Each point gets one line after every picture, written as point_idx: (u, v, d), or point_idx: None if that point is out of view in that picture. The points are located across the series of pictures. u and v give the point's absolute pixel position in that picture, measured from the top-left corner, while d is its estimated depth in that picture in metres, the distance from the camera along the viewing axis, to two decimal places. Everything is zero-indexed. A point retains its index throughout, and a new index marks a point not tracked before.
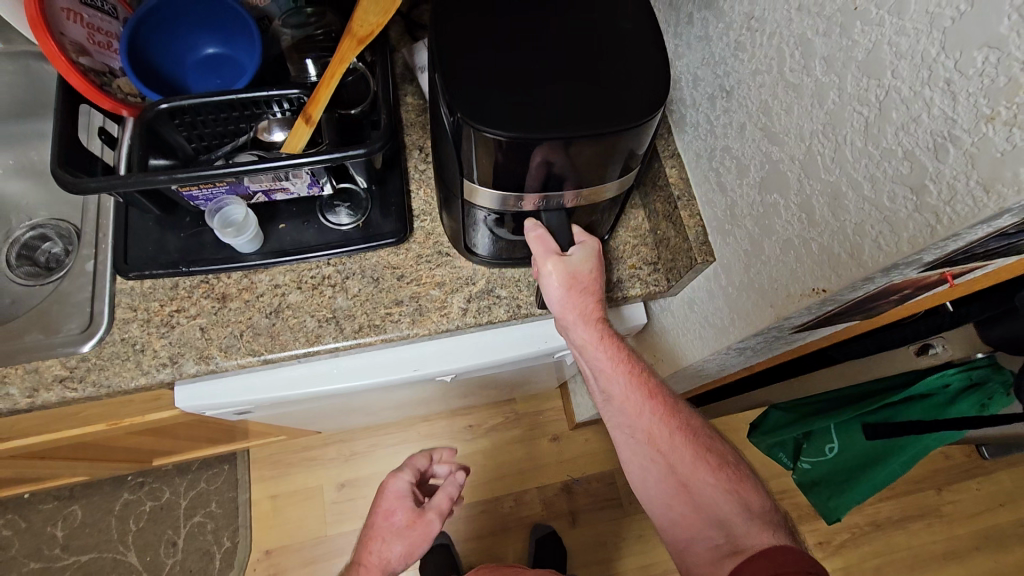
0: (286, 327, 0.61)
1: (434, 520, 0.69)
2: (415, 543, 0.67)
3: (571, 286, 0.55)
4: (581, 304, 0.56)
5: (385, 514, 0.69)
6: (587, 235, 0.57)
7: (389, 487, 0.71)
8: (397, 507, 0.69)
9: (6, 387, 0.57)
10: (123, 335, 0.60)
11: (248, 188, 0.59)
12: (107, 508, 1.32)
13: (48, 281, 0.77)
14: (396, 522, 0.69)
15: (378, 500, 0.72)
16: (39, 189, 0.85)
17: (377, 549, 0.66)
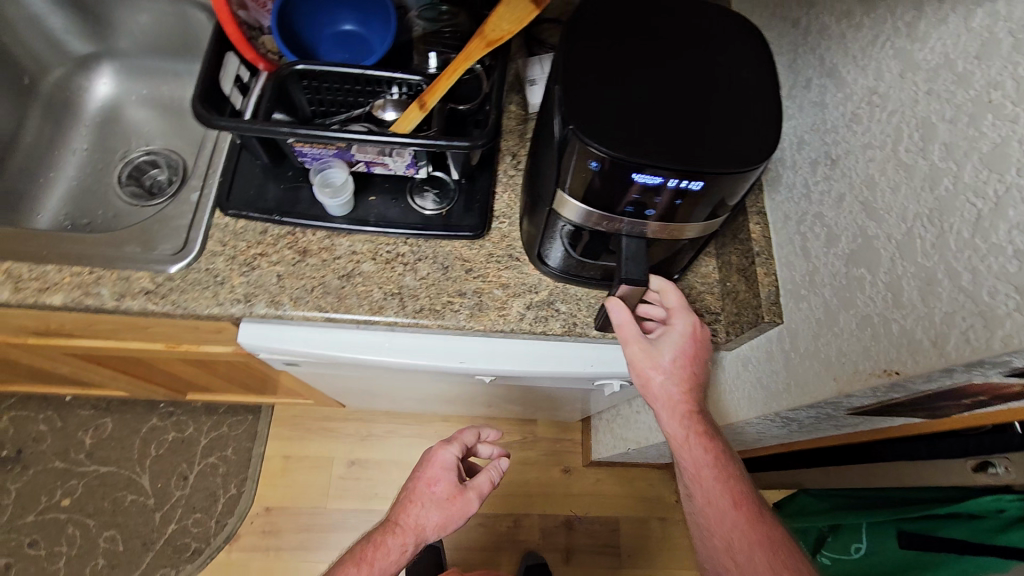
0: (354, 292, 0.64)
1: (473, 499, 0.76)
2: (451, 516, 0.74)
3: (655, 373, 0.59)
4: (671, 398, 0.59)
5: (429, 480, 0.77)
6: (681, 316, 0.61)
7: (436, 457, 0.78)
8: (440, 478, 0.77)
9: (97, 287, 0.62)
10: (208, 266, 0.64)
11: (353, 157, 0.62)
12: (135, 428, 1.38)
13: (150, 207, 0.84)
14: (437, 493, 0.76)
15: (421, 468, 0.79)
16: (161, 120, 0.92)
17: (413, 514, 0.74)
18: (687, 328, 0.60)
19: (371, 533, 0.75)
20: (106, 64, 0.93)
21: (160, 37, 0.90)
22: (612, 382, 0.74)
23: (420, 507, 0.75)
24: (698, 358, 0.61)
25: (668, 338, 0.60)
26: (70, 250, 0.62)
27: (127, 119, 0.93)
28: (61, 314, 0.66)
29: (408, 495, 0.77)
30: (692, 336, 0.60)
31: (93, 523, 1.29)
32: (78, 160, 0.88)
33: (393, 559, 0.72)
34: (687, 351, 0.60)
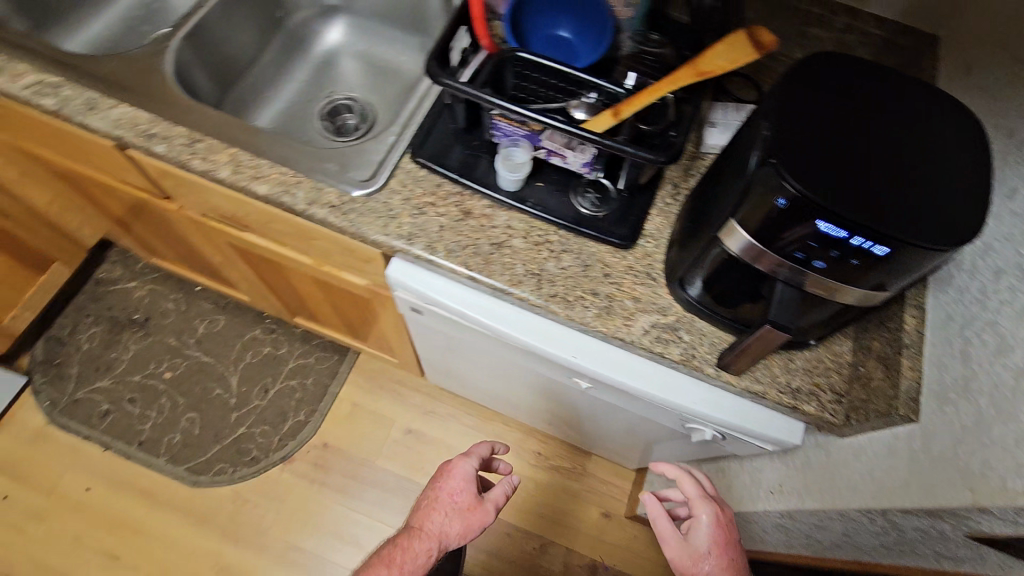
0: (499, 261, 0.68)
1: (488, 511, 0.84)
2: (471, 526, 0.82)
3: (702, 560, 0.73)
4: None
5: (451, 490, 0.84)
6: (705, 503, 0.76)
7: (455, 467, 0.86)
8: (462, 489, 0.84)
9: (295, 189, 0.71)
10: (386, 200, 0.71)
11: (539, 142, 0.67)
12: (240, 332, 1.52)
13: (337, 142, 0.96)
14: (457, 504, 0.83)
15: (440, 478, 0.86)
16: (365, 74, 1.04)
17: (438, 523, 0.81)
18: (715, 516, 0.75)
19: (396, 533, 0.82)
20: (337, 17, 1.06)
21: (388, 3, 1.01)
22: (704, 429, 0.73)
23: (445, 516, 0.81)
24: (729, 540, 0.75)
25: (700, 529, 0.75)
26: (285, 153, 0.72)
27: (339, 63, 1.05)
28: (255, 203, 0.76)
29: (430, 504, 0.84)
30: (717, 521, 0.75)
31: (182, 402, 1.43)
32: (292, 89, 1.02)
33: (418, 565, 0.77)
34: (719, 541, 0.74)
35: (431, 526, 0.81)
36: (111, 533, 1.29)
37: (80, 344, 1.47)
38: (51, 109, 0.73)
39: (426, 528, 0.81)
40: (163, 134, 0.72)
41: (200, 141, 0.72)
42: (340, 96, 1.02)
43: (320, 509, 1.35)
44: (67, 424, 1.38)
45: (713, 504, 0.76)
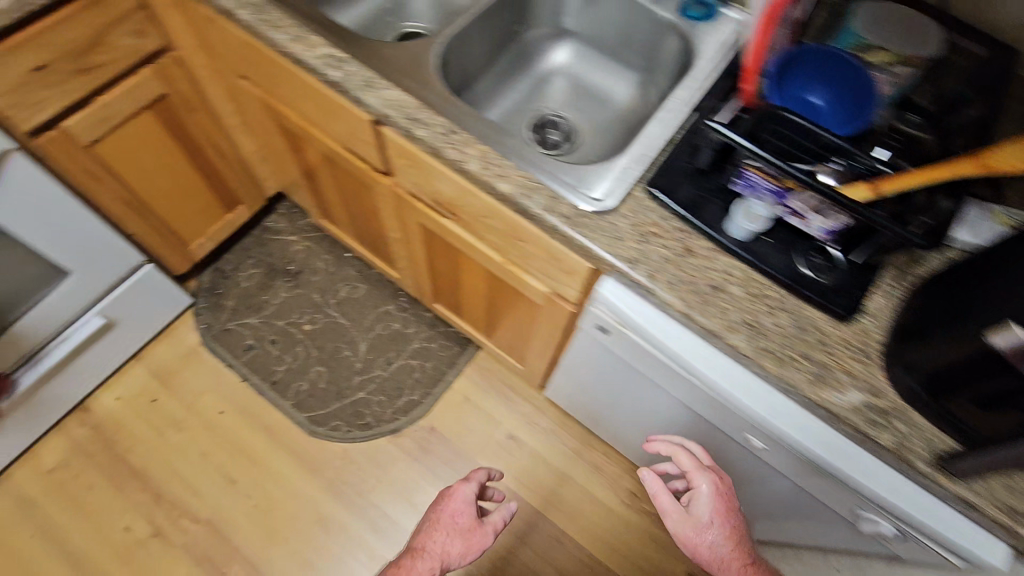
0: (717, 304, 0.69)
1: (487, 532, 0.94)
2: (470, 546, 0.92)
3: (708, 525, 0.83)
4: (721, 554, 0.81)
5: (453, 511, 0.96)
6: (705, 477, 0.85)
7: (457, 490, 0.99)
8: (463, 511, 0.96)
9: (534, 194, 0.75)
10: (615, 222, 0.74)
11: (785, 201, 0.68)
12: (376, 303, 1.61)
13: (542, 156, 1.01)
14: (459, 524, 0.94)
15: (444, 500, 0.99)
16: (575, 93, 1.08)
17: (441, 540, 0.92)
18: (711, 486, 0.84)
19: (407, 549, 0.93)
20: (552, 33, 1.07)
21: (614, 31, 1.02)
22: (883, 522, 0.70)
23: (446, 536, 0.93)
24: (729, 506, 0.84)
25: (700, 500, 0.84)
26: (534, 160, 0.77)
27: (552, 78, 1.09)
28: (485, 197, 0.81)
29: (433, 522, 0.96)
30: (716, 490, 0.85)
31: (314, 355, 1.53)
32: (505, 102, 1.06)
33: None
34: (718, 511, 0.83)
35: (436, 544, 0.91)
36: (233, 458, 1.40)
37: (240, 281, 1.61)
38: (334, 80, 0.82)
39: (429, 544, 0.91)
40: (426, 121, 0.79)
41: (456, 133, 0.78)
42: (544, 112, 1.08)
43: (416, 488, 1.41)
44: (216, 349, 1.51)
45: (711, 476, 0.85)
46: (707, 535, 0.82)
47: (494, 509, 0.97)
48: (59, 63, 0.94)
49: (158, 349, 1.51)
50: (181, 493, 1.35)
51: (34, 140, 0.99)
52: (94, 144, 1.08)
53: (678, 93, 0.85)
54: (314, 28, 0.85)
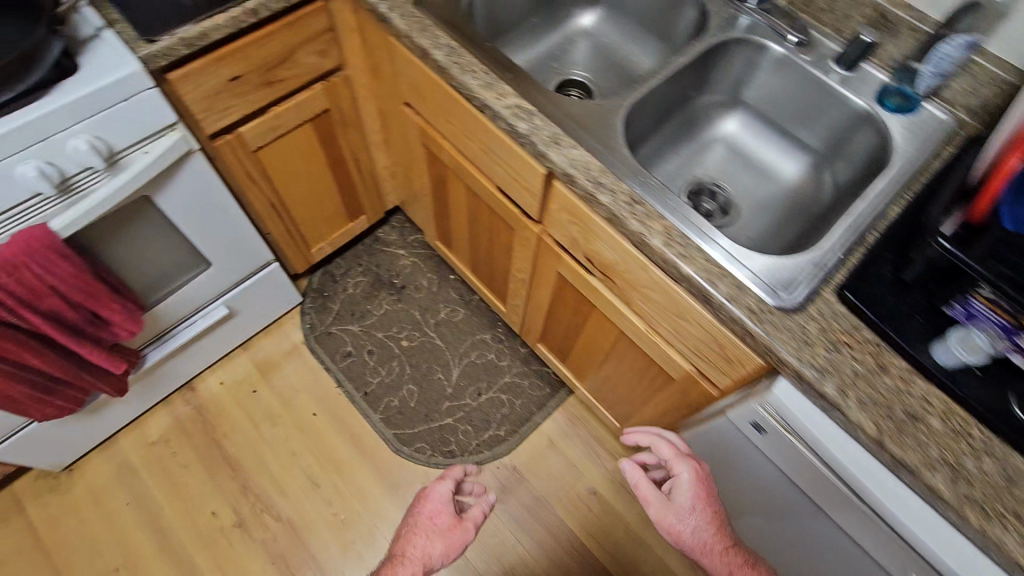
0: (914, 435, 0.63)
1: (468, 529, 0.90)
2: (451, 546, 0.87)
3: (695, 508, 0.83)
4: (705, 542, 0.81)
5: (431, 515, 0.91)
6: (686, 465, 0.85)
7: (434, 491, 0.93)
8: (439, 511, 0.91)
9: (718, 280, 0.72)
10: (802, 324, 0.69)
11: (1014, 337, 0.61)
12: (473, 330, 1.61)
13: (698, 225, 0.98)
14: (435, 525, 0.89)
15: (421, 504, 0.93)
16: (736, 163, 1.04)
17: (422, 548, 0.85)
18: (692, 475, 0.85)
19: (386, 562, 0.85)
20: (724, 101, 1.04)
21: (791, 106, 0.99)
22: None
23: (425, 540, 0.87)
24: (709, 496, 0.84)
25: (682, 488, 0.84)
26: (722, 242, 0.74)
27: (712, 143, 1.05)
28: (656, 271, 0.78)
29: (412, 530, 0.89)
30: (696, 476, 0.85)
31: (408, 372, 1.54)
32: (664, 165, 1.03)
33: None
34: (698, 501, 0.83)
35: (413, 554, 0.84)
36: (318, 462, 1.42)
37: (347, 287, 1.65)
38: (521, 131, 0.82)
39: (407, 552, 0.85)
40: (610, 186, 0.77)
41: (640, 203, 0.76)
42: (699, 178, 1.04)
43: (490, 528, 1.38)
44: (317, 351, 1.55)
45: (690, 463, 0.86)
46: (693, 526, 0.82)
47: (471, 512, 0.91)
48: (250, 75, 0.99)
49: (264, 342, 1.56)
50: (268, 489, 1.38)
51: (213, 142, 1.04)
52: (259, 150, 1.13)
53: (869, 189, 0.81)
54: (504, 76, 0.86)
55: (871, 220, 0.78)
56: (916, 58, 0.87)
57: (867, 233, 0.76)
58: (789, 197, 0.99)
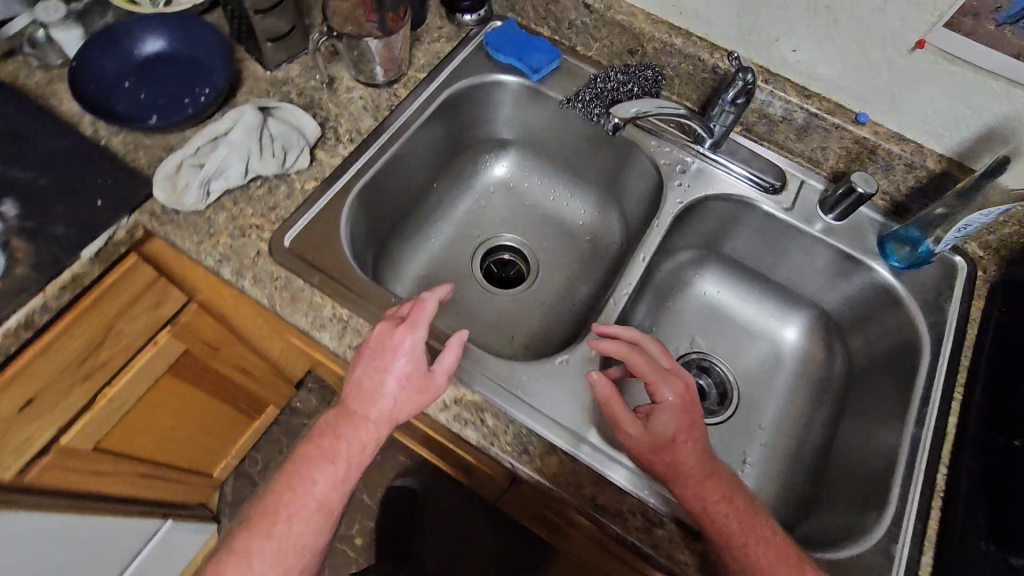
0: None
1: (442, 382, 0.55)
2: (422, 404, 0.55)
3: (676, 434, 0.55)
4: (681, 474, 0.54)
5: (389, 372, 0.54)
6: (672, 387, 0.57)
7: (398, 341, 0.55)
8: (392, 375, 0.54)
9: None
10: None
11: None
12: (437, 496, 1.36)
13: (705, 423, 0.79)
14: (390, 383, 0.54)
15: (377, 348, 0.56)
16: (719, 327, 0.87)
17: (383, 411, 0.54)
18: (677, 395, 0.57)
19: (291, 461, 0.55)
20: (694, 258, 0.87)
21: (769, 258, 0.83)
22: None
23: (380, 397, 0.54)
24: (698, 421, 0.57)
25: (661, 411, 0.56)
26: None
27: (686, 305, 0.88)
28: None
29: (359, 388, 0.55)
30: (681, 399, 0.57)
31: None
32: None
33: (307, 515, 0.53)
34: (685, 423, 0.56)
35: (339, 440, 0.54)
36: None
37: None
38: (473, 443, 0.59)
39: (352, 421, 0.54)
40: (611, 508, 0.56)
41: (660, 524, 0.56)
42: (686, 361, 0.84)
43: None
44: None
45: (679, 383, 0.57)
46: (665, 454, 0.54)
47: (444, 367, 0.55)
48: (49, 391, 0.68)
49: None
50: None
51: (24, 475, 0.72)
52: (101, 442, 0.81)
53: (908, 409, 0.66)
54: None
55: (932, 460, 0.63)
56: (942, 214, 0.69)
57: (933, 485, 0.62)
58: (795, 374, 0.82)
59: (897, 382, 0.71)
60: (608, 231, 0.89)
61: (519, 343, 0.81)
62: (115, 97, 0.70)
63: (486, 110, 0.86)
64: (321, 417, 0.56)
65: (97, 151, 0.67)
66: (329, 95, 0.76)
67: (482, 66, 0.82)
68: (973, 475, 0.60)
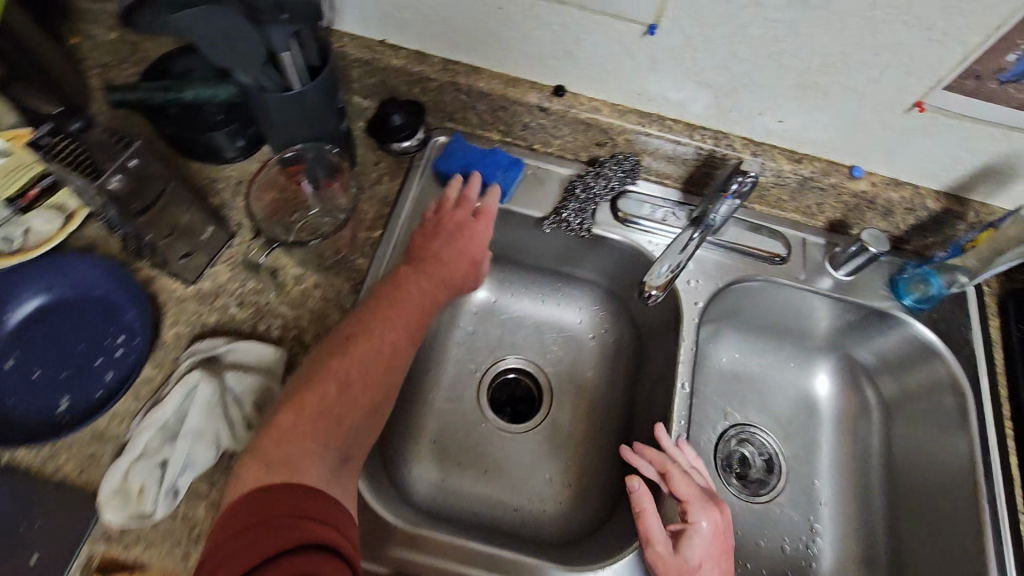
0: None
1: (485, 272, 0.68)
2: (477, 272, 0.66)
3: (705, 562, 0.55)
4: None
5: (472, 246, 0.65)
6: (710, 513, 0.58)
7: (477, 232, 0.65)
8: (479, 246, 0.65)
9: None
10: None
11: None
12: None
13: (758, 502, 0.79)
14: (466, 253, 0.64)
15: (437, 223, 0.65)
16: (750, 387, 0.84)
17: (461, 279, 0.64)
18: (714, 523, 0.58)
19: (377, 299, 0.58)
20: (710, 334, 0.82)
21: (782, 317, 0.80)
22: None
23: (461, 263, 0.64)
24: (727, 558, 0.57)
25: (695, 536, 0.56)
26: None
27: (712, 376, 0.84)
28: None
29: (440, 259, 0.63)
30: (717, 527, 0.58)
31: None
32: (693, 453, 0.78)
33: (382, 360, 0.55)
34: (717, 551, 0.57)
35: (424, 287, 0.60)
36: None
37: None
38: None
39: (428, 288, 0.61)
40: None
41: None
42: (724, 438, 0.81)
43: None
44: None
45: (717, 513, 0.59)
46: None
47: (479, 232, 0.65)
48: None
49: None
50: None
51: None
52: None
53: (972, 461, 0.67)
54: None
55: (1012, 508, 0.65)
56: (969, 272, 0.70)
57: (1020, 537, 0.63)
58: (833, 425, 0.82)
59: (945, 426, 0.71)
60: (616, 327, 0.82)
61: (563, 480, 0.74)
62: (3, 390, 0.53)
63: None
64: (387, 272, 0.62)
65: (7, 478, 0.51)
66: (277, 293, 0.62)
67: None
68: None
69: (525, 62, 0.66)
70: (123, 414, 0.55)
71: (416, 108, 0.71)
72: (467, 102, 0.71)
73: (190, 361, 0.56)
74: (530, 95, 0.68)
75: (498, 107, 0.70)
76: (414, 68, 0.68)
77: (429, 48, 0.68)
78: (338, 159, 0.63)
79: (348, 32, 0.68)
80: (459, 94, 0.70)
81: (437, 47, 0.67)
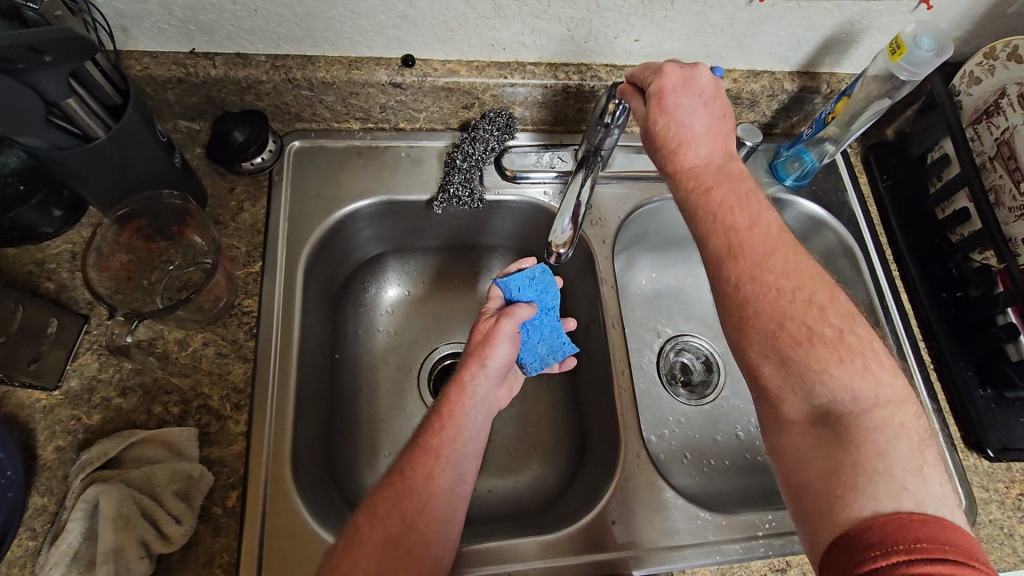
0: None
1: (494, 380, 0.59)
2: (487, 387, 0.58)
3: (695, 149, 0.53)
4: (699, 193, 0.51)
5: (500, 343, 0.59)
6: (673, 74, 0.54)
7: (497, 337, 0.59)
8: (504, 359, 0.59)
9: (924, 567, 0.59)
10: (990, 517, 0.62)
11: None
12: None
13: (707, 402, 0.78)
14: (489, 363, 0.58)
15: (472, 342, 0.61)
16: (673, 298, 0.84)
17: (484, 394, 0.57)
18: (660, 86, 0.54)
19: (417, 444, 0.53)
20: (624, 263, 0.82)
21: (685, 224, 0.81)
22: None
23: (477, 371, 0.58)
24: (695, 88, 0.54)
25: (676, 134, 0.53)
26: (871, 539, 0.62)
27: (634, 296, 0.83)
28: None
29: (466, 377, 0.57)
30: (690, 87, 0.54)
31: None
32: (639, 378, 0.78)
33: (418, 516, 0.48)
34: (676, 132, 0.54)
35: (460, 424, 0.55)
36: None
37: None
38: None
39: (459, 420, 0.55)
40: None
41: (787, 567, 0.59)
42: (663, 354, 0.81)
43: None
44: None
45: (691, 71, 0.54)
46: (668, 160, 0.54)
47: (497, 337, 0.59)
48: None
49: None
50: None
51: None
52: None
53: (872, 305, 0.72)
54: None
55: (911, 336, 0.70)
56: (834, 140, 0.71)
57: (924, 360, 0.69)
58: None
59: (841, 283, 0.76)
60: None
61: (525, 449, 0.72)
62: None
63: (345, 245, 0.70)
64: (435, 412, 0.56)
65: None
66: (162, 366, 0.55)
67: (318, 210, 0.65)
68: (940, 332, 0.70)
69: (361, 39, 0.60)
70: (23, 556, 0.47)
71: (258, 118, 0.63)
72: (312, 97, 0.64)
73: (83, 479, 0.48)
74: (377, 73, 0.62)
75: (347, 94, 0.64)
76: (238, 73, 0.59)
77: (247, 47, 0.59)
78: (183, 202, 0.55)
79: (145, 51, 0.58)
80: (299, 91, 0.63)
81: (257, 45, 0.59)
